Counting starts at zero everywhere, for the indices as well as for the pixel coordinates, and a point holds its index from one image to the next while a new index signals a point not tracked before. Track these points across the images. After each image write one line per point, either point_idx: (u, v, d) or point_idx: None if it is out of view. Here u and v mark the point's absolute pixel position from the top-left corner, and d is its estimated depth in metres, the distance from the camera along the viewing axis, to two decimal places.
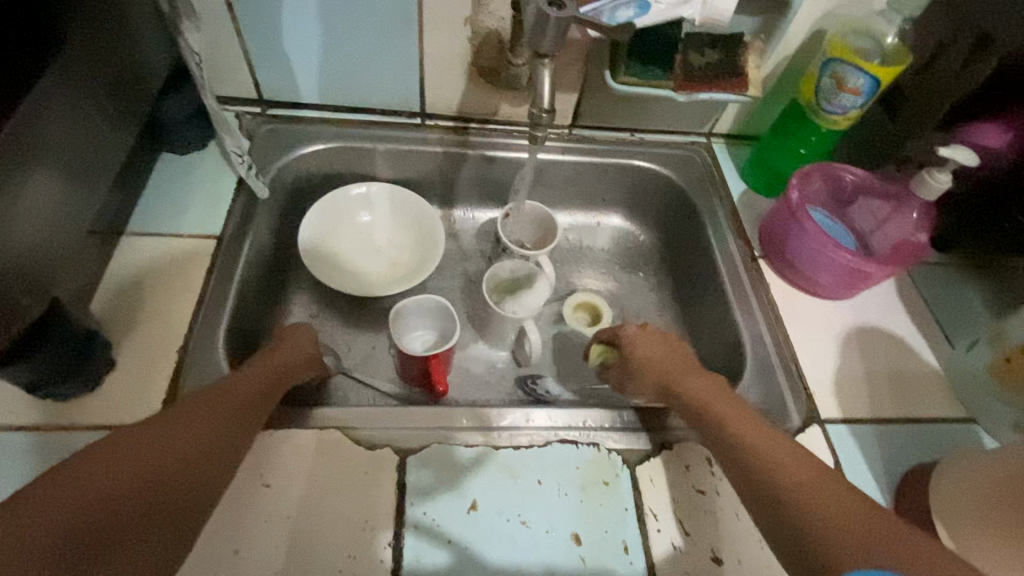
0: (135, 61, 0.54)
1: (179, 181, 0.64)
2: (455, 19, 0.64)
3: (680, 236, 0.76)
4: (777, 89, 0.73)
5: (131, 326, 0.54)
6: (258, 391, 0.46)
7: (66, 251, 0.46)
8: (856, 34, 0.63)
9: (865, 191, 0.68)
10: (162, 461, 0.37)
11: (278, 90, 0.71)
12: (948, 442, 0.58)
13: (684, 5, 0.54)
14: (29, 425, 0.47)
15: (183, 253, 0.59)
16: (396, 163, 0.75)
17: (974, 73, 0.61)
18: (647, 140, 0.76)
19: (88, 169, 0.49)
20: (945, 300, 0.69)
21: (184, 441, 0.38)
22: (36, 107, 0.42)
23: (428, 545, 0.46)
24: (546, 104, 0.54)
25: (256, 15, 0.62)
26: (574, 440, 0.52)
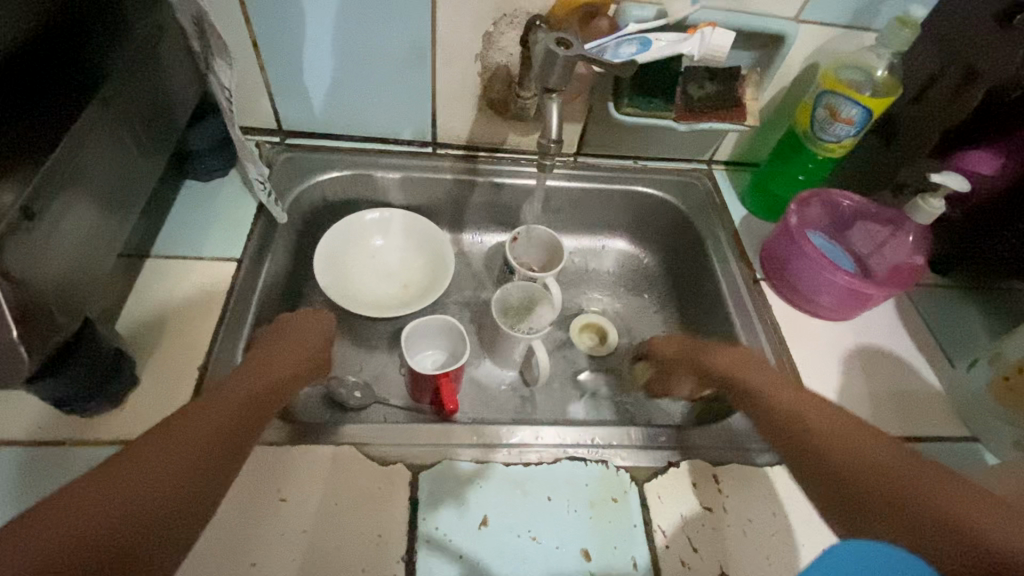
0: (166, 95, 0.58)
1: (202, 206, 0.67)
2: (466, 55, 0.67)
3: (683, 259, 0.78)
4: (774, 119, 0.76)
5: (154, 345, 0.56)
6: (259, 390, 0.47)
7: (101, 273, 0.49)
8: (847, 67, 0.67)
9: (861, 216, 0.71)
10: (180, 465, 0.37)
11: (297, 121, 0.74)
12: (952, 461, 0.59)
13: (684, 42, 0.57)
14: (55, 439, 0.49)
15: (206, 275, 0.62)
16: (408, 190, 0.78)
17: (966, 100, 0.64)
18: (649, 167, 0.79)
19: (122, 196, 0.52)
20: (945, 321, 0.70)
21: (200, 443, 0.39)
22: (80, 138, 0.45)
23: (441, 560, 0.47)
24: (554, 134, 0.57)
25: (280, 52, 0.66)
26: (583, 457, 0.53)
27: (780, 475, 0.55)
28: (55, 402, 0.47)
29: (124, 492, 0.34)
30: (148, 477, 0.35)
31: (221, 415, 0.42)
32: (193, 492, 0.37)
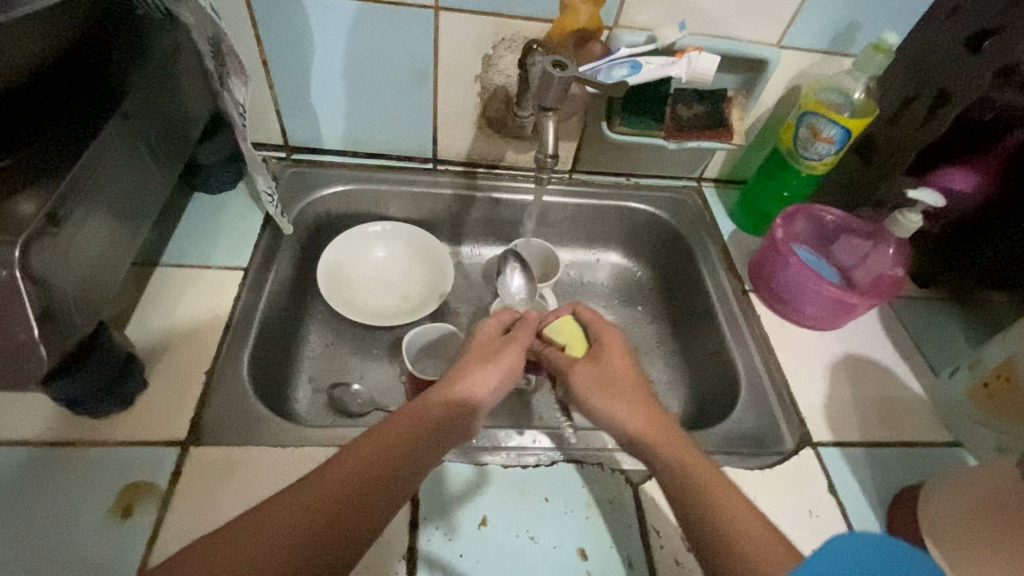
0: (179, 110, 0.60)
1: (211, 218, 0.70)
2: (466, 77, 0.71)
3: (675, 271, 0.81)
4: (759, 138, 0.80)
5: (162, 350, 0.57)
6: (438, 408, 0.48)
7: (115, 278, 0.51)
8: (825, 89, 0.70)
9: (844, 229, 0.74)
10: (333, 498, 0.41)
11: (303, 138, 0.77)
12: (936, 464, 0.61)
13: (673, 65, 0.61)
14: (65, 440, 0.50)
15: (213, 283, 0.64)
16: (408, 204, 0.81)
17: (939, 121, 0.67)
18: (641, 184, 0.83)
19: (136, 207, 0.54)
20: (926, 331, 0.73)
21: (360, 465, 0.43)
22: (99, 151, 0.47)
23: (441, 558, 0.48)
24: (551, 149, 0.60)
25: (289, 72, 0.69)
26: (579, 459, 0.55)
27: (770, 478, 0.56)
28: (65, 402, 0.48)
29: (290, 521, 0.39)
30: (302, 507, 0.40)
31: (375, 451, 0.44)
32: (350, 522, 0.40)
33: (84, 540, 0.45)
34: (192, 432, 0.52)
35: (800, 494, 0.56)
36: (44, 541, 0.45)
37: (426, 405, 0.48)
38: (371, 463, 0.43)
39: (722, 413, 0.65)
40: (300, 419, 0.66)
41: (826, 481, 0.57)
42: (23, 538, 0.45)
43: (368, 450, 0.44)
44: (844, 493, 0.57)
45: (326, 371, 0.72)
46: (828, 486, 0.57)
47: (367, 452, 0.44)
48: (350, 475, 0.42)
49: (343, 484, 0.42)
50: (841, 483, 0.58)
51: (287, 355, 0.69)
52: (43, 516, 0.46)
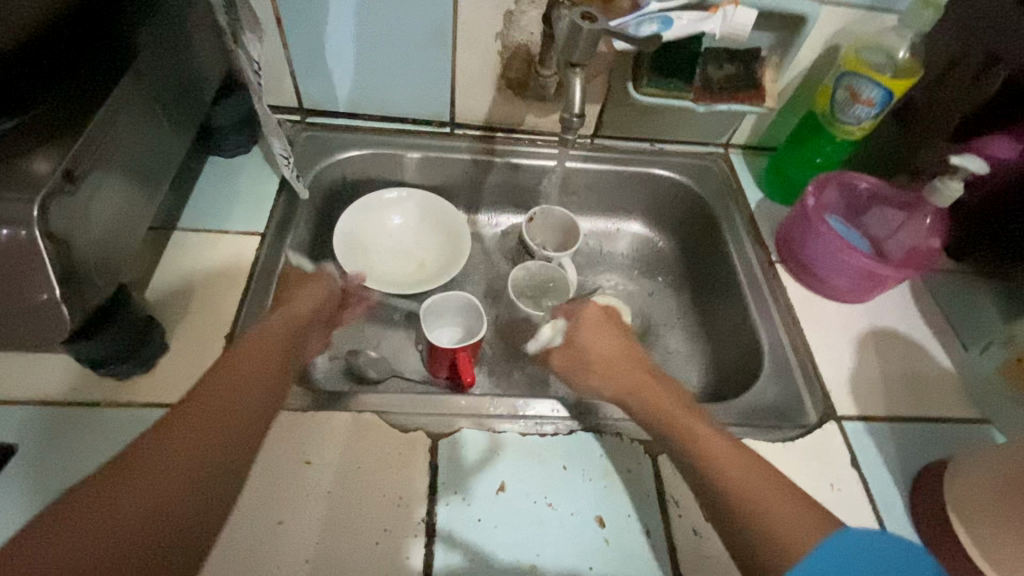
0: (192, 68, 0.58)
1: (227, 183, 0.69)
2: (487, 34, 0.68)
3: (698, 242, 0.79)
4: (793, 101, 0.76)
5: (183, 314, 0.57)
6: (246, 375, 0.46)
7: (133, 244, 0.50)
8: (868, 49, 0.66)
9: (877, 199, 0.71)
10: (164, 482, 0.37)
11: (318, 100, 0.75)
12: (964, 441, 0.59)
13: (706, 21, 0.57)
14: (89, 400, 0.51)
15: (232, 247, 0.63)
16: (425, 170, 0.79)
17: (987, 84, 0.64)
18: (665, 150, 0.80)
19: (151, 170, 0.53)
20: (958, 306, 0.70)
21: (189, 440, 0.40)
22: (114, 110, 0.46)
23: (461, 523, 0.48)
24: (576, 110, 0.57)
25: (302, 27, 0.67)
26: (599, 429, 0.54)
27: (792, 450, 0.56)
28: (88, 361, 0.48)
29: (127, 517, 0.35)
30: (125, 508, 0.34)
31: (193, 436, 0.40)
32: (207, 517, 0.38)
33: None
34: None
35: (822, 468, 0.55)
36: None
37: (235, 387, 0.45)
38: (199, 446, 0.39)
39: (743, 386, 0.64)
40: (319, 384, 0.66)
41: (848, 455, 0.56)
42: (58, 493, 0.46)
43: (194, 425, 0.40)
44: (866, 468, 0.56)
45: (345, 338, 0.72)
46: (850, 460, 0.56)
47: (208, 426, 0.40)
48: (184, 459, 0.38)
49: (188, 466, 0.38)
50: (865, 458, 0.57)
51: None
52: (77, 472, 0.47)
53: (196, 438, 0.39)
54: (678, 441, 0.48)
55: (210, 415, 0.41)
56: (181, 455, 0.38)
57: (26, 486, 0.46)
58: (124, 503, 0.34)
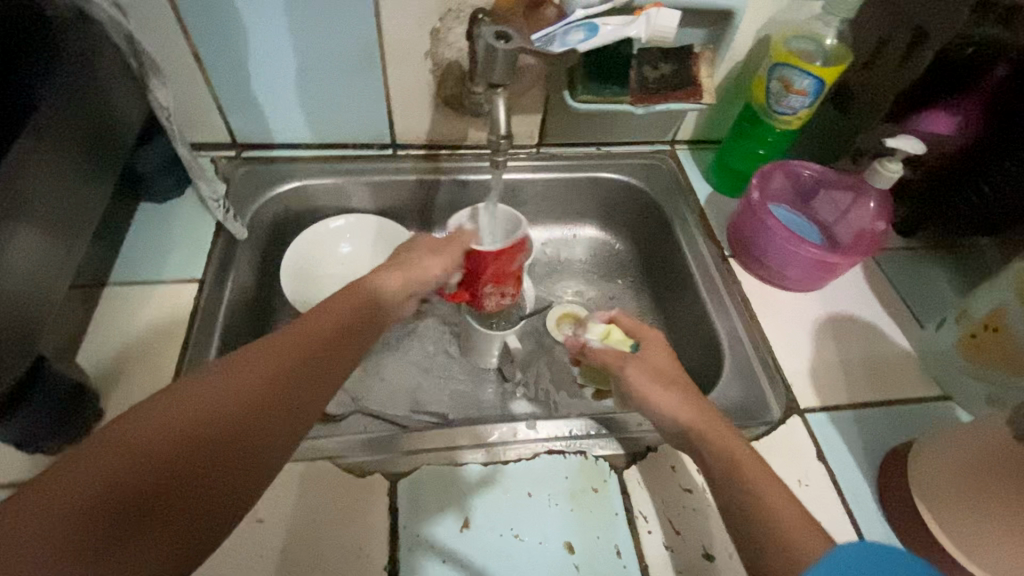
0: (106, 116, 0.56)
1: (160, 229, 0.66)
2: (415, 54, 0.66)
3: (653, 242, 0.78)
4: (732, 93, 0.76)
5: (119, 375, 0.55)
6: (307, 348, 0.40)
7: (50, 309, 0.48)
8: (798, 38, 0.66)
9: (823, 185, 0.71)
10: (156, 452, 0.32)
11: (251, 133, 0.73)
12: (927, 420, 0.59)
13: (629, 26, 0.57)
14: (19, 481, 0.48)
15: (168, 299, 0.61)
16: (370, 194, 0.77)
17: (917, 62, 0.64)
18: (612, 152, 0.79)
19: (66, 230, 0.50)
20: (910, 284, 0.71)
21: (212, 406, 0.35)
22: (13, 172, 0.43)
23: (425, 567, 0.46)
24: (503, 129, 0.55)
25: (222, 61, 0.64)
26: (562, 450, 0.53)
27: (757, 450, 0.55)
28: (14, 442, 0.47)
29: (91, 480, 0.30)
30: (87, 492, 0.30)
31: (217, 397, 0.35)
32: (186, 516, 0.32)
33: None
34: None
35: (788, 464, 0.55)
36: None
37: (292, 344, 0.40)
38: (239, 396, 0.36)
39: (707, 386, 0.64)
40: None
41: (814, 448, 0.56)
42: None
43: (246, 369, 0.37)
44: (834, 461, 0.56)
45: None
46: (816, 454, 0.56)
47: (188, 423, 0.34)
48: (219, 401, 0.35)
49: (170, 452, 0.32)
50: (831, 450, 0.56)
51: None
52: None
53: (183, 427, 0.33)
54: None
55: (235, 379, 0.36)
56: (213, 409, 0.35)
57: None
58: (149, 447, 0.32)
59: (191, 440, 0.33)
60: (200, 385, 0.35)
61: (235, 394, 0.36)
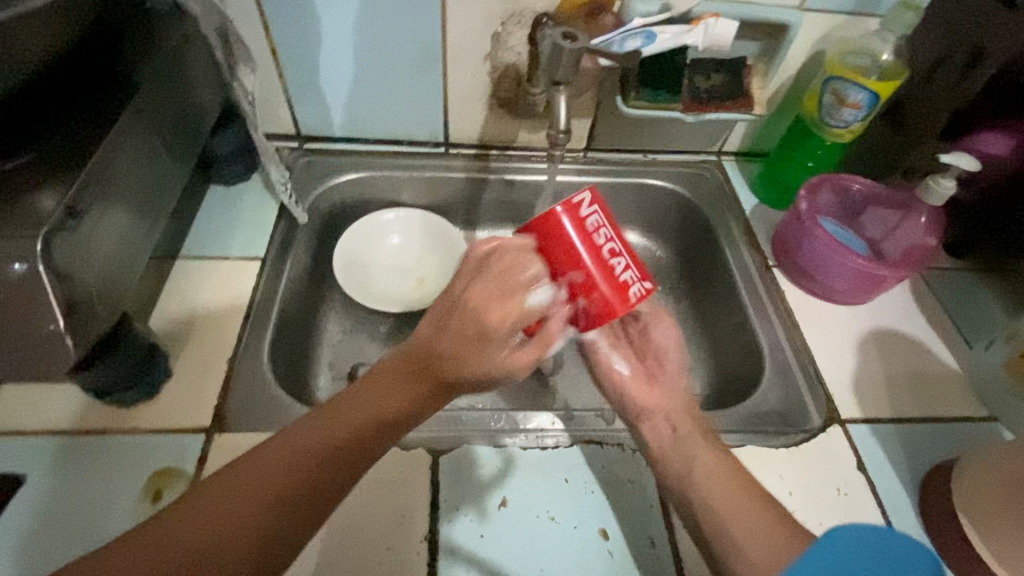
0: (191, 101, 0.60)
1: (228, 210, 0.71)
2: (475, 56, 0.70)
3: (695, 249, 0.79)
4: (782, 107, 0.77)
5: (185, 341, 0.58)
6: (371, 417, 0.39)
7: (134, 274, 0.51)
8: (852, 53, 0.68)
9: (872, 200, 0.71)
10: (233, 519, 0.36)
11: (315, 126, 0.77)
12: (972, 440, 0.58)
13: (689, 33, 0.60)
14: (94, 429, 0.52)
15: (232, 274, 0.65)
16: (421, 189, 0.80)
17: (972, 81, 0.64)
18: (658, 160, 0.81)
19: (151, 203, 0.54)
20: (960, 304, 0.70)
21: (282, 474, 0.37)
22: (115, 145, 0.48)
23: (463, 540, 0.48)
24: (562, 125, 0.59)
25: (296, 57, 0.69)
26: (599, 441, 0.54)
27: (794, 456, 0.55)
28: (116, 404, 0.53)
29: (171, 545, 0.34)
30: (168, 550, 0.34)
31: (283, 463, 0.38)
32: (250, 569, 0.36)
33: (115, 523, 0.47)
34: (216, 418, 0.53)
35: (827, 472, 0.55)
36: (78, 524, 0.47)
37: (359, 404, 0.40)
38: (302, 462, 0.38)
39: (744, 391, 0.64)
40: (321, 405, 0.66)
41: (854, 459, 0.56)
42: (64, 521, 0.47)
43: (259, 478, 0.37)
44: (874, 473, 0.55)
45: (346, 357, 0.72)
46: (855, 464, 0.56)
47: (259, 484, 0.37)
48: (284, 467, 0.37)
49: (244, 514, 0.36)
50: (870, 462, 0.56)
51: (306, 341, 0.69)
52: (84, 500, 0.48)
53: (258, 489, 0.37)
54: (692, 449, 0.49)
55: (302, 445, 0.38)
56: (281, 472, 0.37)
57: (31, 515, 0.47)
58: (248, 492, 0.36)
59: (265, 502, 0.36)
60: (276, 445, 0.38)
61: (254, 503, 0.36)
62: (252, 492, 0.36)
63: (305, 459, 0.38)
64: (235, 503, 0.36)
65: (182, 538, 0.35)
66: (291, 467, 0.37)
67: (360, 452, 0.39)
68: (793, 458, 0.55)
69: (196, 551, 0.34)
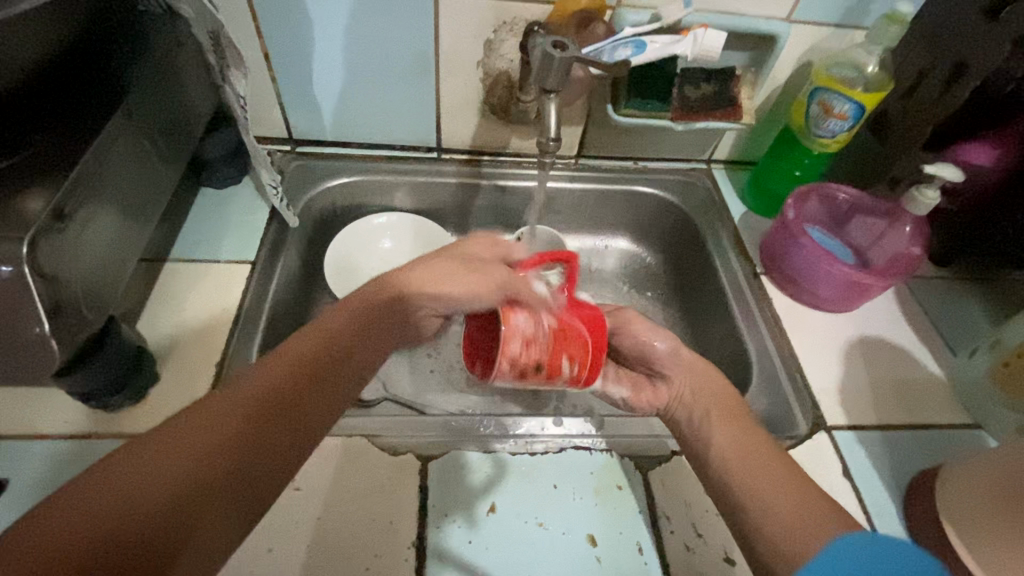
0: (182, 104, 0.60)
1: (218, 213, 0.71)
2: (467, 63, 0.70)
3: (684, 256, 0.80)
4: (770, 117, 0.78)
5: (173, 345, 0.58)
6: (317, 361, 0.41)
7: (122, 277, 0.51)
8: (839, 65, 0.68)
9: (858, 210, 0.72)
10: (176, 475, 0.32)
11: (307, 130, 0.77)
12: (956, 447, 0.59)
13: (677, 44, 0.60)
14: (79, 434, 0.51)
15: (222, 278, 0.64)
16: (413, 194, 0.81)
17: (956, 93, 0.65)
18: (649, 168, 0.81)
19: (140, 206, 0.54)
20: (944, 312, 0.71)
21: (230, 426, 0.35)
22: (105, 148, 0.47)
23: (451, 546, 0.48)
24: (552, 133, 0.59)
25: (289, 61, 0.69)
26: (588, 447, 0.55)
27: None
28: (102, 410, 0.52)
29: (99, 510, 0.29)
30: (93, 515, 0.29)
31: (231, 416, 0.35)
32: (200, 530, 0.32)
33: None
34: None
35: (813, 478, 0.55)
36: None
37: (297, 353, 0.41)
38: (252, 411, 0.36)
39: None
40: None
41: (839, 465, 0.56)
42: None
43: (204, 432, 0.34)
44: (859, 480, 0.56)
45: None
46: (841, 470, 0.56)
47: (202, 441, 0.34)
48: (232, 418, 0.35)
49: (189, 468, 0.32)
50: (856, 468, 0.57)
51: None
52: None
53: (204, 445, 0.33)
54: None
55: (246, 398, 0.36)
56: (229, 424, 0.35)
57: (13, 520, 0.46)
58: (193, 446, 0.33)
59: (214, 452, 0.33)
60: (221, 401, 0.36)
61: (201, 454, 0.33)
62: (193, 447, 0.33)
63: (252, 409, 0.36)
64: (176, 458, 0.33)
65: (108, 503, 0.30)
66: (241, 419, 0.35)
67: (310, 395, 0.39)
68: None
69: (133, 509, 0.30)
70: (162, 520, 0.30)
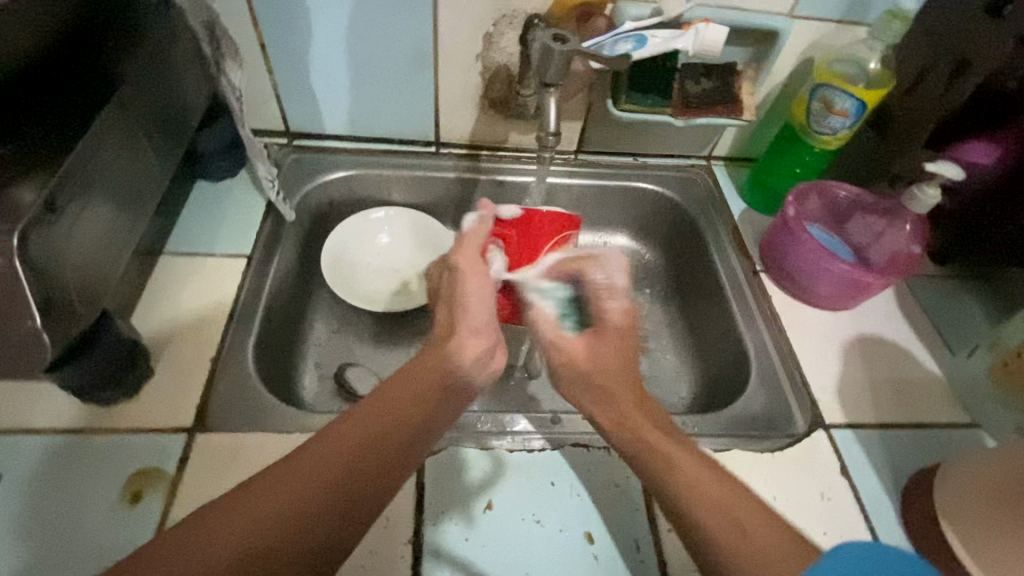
0: (178, 96, 0.59)
1: (214, 206, 0.70)
2: (467, 56, 0.69)
3: (683, 253, 0.79)
4: (771, 113, 0.78)
5: (167, 339, 0.58)
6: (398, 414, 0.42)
7: (116, 270, 0.50)
8: (841, 61, 0.68)
9: (859, 207, 0.72)
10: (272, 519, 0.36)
11: (304, 123, 0.77)
12: (953, 446, 0.59)
13: (679, 39, 0.59)
14: (72, 428, 0.51)
15: (217, 271, 0.64)
16: (410, 188, 0.80)
17: (957, 92, 0.65)
18: (649, 164, 0.81)
19: (135, 198, 0.53)
20: (943, 311, 0.71)
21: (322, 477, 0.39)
22: (97, 138, 0.47)
23: (448, 543, 0.47)
24: (552, 127, 0.59)
25: (286, 53, 0.68)
26: (586, 444, 0.54)
27: (780, 460, 0.55)
28: (96, 404, 0.52)
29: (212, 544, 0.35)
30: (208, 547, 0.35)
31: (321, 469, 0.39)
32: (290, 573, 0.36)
33: (92, 524, 0.46)
34: (198, 418, 0.52)
35: (811, 476, 0.55)
36: (53, 527, 0.46)
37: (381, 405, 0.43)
38: (341, 463, 0.39)
39: (731, 395, 0.64)
40: (306, 405, 0.65)
41: (838, 464, 0.56)
42: (38, 524, 0.46)
43: (303, 477, 0.38)
44: (857, 478, 0.56)
45: (332, 357, 0.71)
46: (839, 469, 0.56)
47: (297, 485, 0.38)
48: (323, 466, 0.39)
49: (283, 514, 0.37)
50: (854, 466, 0.56)
51: (293, 341, 0.69)
52: (60, 502, 0.47)
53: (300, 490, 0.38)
54: None
55: (339, 447, 0.40)
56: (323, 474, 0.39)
57: (6, 516, 0.46)
58: (288, 493, 0.38)
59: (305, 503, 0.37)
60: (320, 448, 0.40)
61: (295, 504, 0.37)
62: (294, 489, 0.38)
63: (340, 462, 0.39)
64: (277, 503, 0.37)
65: (223, 536, 0.35)
66: (334, 470, 0.39)
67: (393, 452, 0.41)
68: (778, 462, 0.55)
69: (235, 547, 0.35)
70: (257, 566, 0.35)
